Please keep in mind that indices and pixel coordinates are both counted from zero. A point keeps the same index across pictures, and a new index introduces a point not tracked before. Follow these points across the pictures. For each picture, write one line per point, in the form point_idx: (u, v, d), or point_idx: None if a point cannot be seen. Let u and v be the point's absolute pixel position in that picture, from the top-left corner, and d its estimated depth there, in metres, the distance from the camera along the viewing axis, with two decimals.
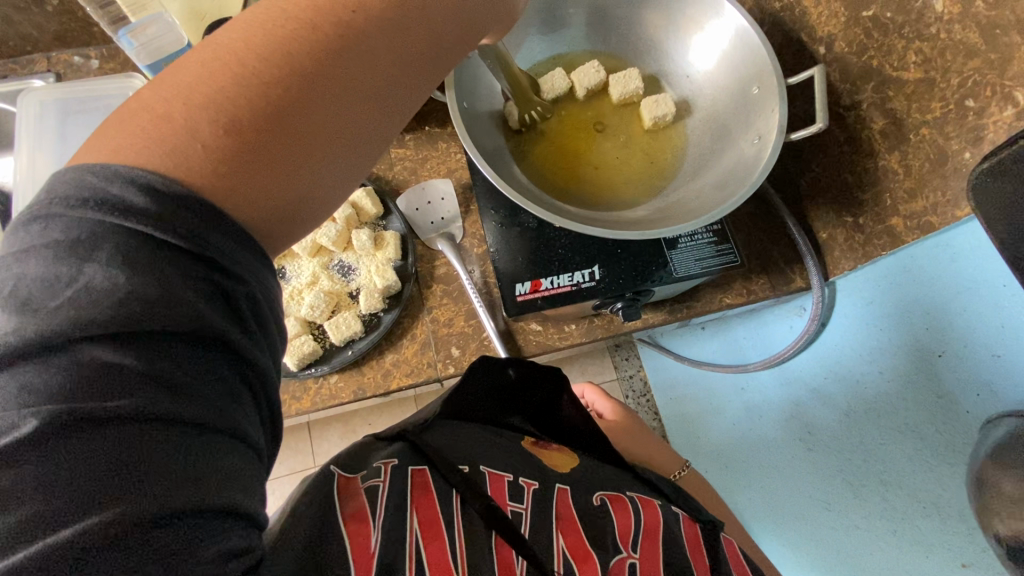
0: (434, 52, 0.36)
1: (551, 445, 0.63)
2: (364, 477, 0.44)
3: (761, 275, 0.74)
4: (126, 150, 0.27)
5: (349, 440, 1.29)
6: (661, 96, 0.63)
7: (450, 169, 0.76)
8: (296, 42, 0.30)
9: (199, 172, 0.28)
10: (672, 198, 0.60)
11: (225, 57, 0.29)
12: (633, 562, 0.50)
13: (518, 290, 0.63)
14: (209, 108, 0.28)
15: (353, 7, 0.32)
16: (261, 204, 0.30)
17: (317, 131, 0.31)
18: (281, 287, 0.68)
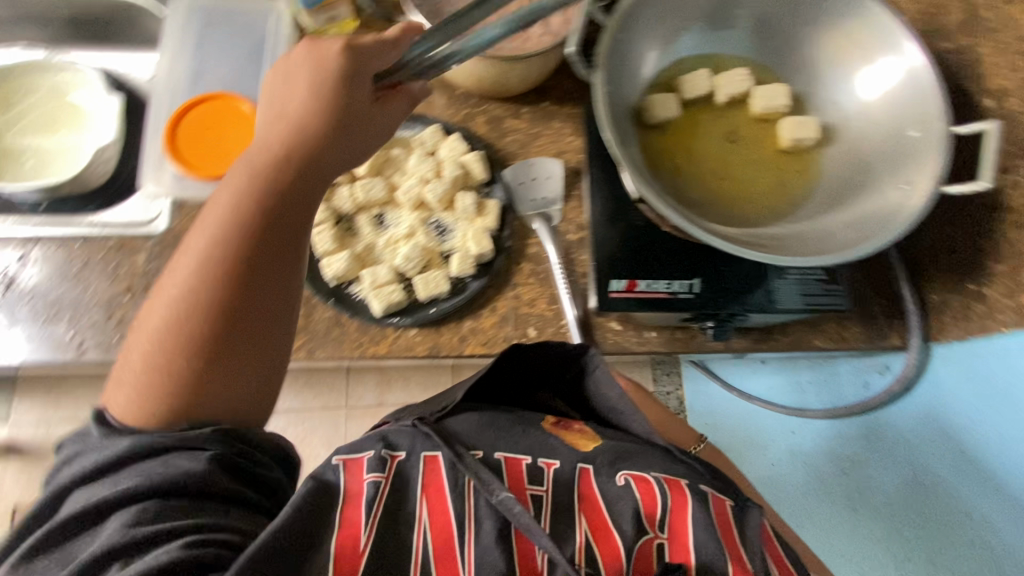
0: (300, 171, 0.48)
1: (573, 425, 0.62)
2: (371, 466, 0.50)
3: (857, 323, 0.71)
4: (135, 408, 0.42)
5: (381, 390, 1.35)
6: (806, 119, 0.60)
7: (560, 150, 0.75)
8: (236, 227, 0.45)
9: (172, 346, 0.43)
10: (798, 227, 0.57)
11: (157, 317, 0.44)
12: (659, 544, 0.53)
13: (613, 287, 0.62)
14: (162, 354, 0.43)
15: (253, 224, 0.45)
16: (210, 373, 0.42)
17: (253, 317, 0.44)
18: (379, 233, 0.69)
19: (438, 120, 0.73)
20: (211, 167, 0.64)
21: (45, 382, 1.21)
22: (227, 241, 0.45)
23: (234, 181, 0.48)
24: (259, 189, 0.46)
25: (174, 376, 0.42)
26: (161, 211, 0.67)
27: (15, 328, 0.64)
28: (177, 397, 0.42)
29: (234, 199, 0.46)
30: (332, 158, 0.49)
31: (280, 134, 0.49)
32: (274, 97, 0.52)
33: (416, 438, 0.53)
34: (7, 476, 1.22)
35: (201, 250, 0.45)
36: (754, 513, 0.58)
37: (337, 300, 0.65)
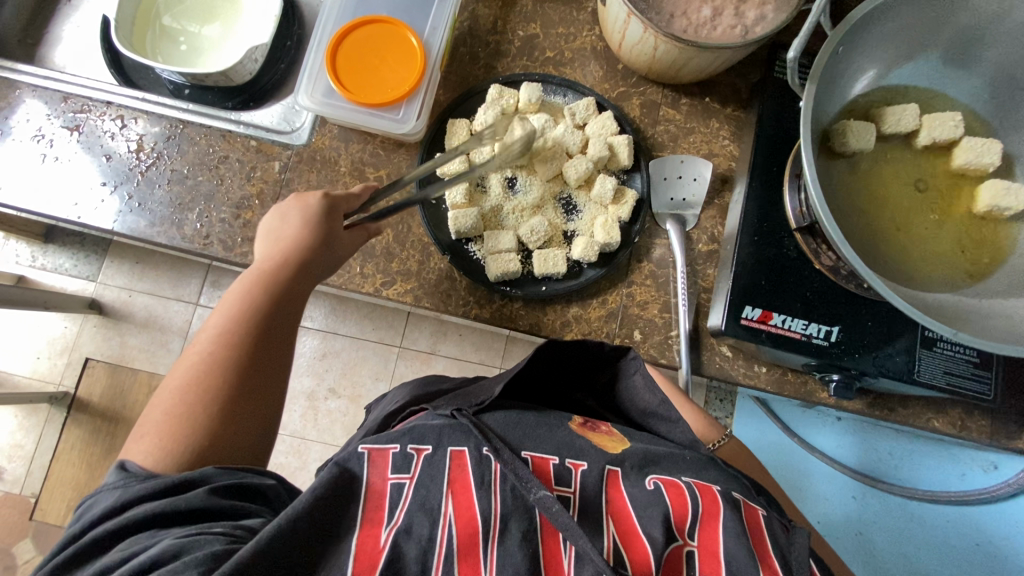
0: (290, 289, 0.54)
1: (601, 427, 0.55)
2: (395, 464, 0.46)
3: (986, 415, 0.65)
4: (149, 445, 0.45)
5: (436, 338, 1.32)
6: (1016, 186, 0.53)
7: (711, 152, 0.69)
8: (235, 331, 0.50)
9: (200, 388, 0.47)
10: (973, 303, 0.52)
11: (169, 397, 0.47)
12: (690, 552, 0.44)
13: (745, 314, 0.58)
14: (162, 448, 0.45)
15: (233, 323, 0.51)
16: (220, 436, 0.46)
17: (247, 417, 0.48)
18: (507, 198, 0.67)
19: (593, 92, 0.69)
20: (366, 95, 0.63)
21: (135, 252, 1.27)
22: (238, 332, 0.50)
23: (246, 285, 0.53)
24: (254, 298, 0.52)
25: (192, 429, 0.45)
26: (304, 124, 0.68)
27: (149, 206, 0.66)
28: (194, 436, 0.45)
29: (246, 297, 0.52)
30: (311, 274, 0.55)
31: (282, 250, 0.55)
32: (266, 225, 0.57)
33: (446, 430, 0.48)
34: (85, 329, 1.26)
35: (219, 333, 0.50)
36: (799, 533, 0.46)
37: (453, 255, 0.64)
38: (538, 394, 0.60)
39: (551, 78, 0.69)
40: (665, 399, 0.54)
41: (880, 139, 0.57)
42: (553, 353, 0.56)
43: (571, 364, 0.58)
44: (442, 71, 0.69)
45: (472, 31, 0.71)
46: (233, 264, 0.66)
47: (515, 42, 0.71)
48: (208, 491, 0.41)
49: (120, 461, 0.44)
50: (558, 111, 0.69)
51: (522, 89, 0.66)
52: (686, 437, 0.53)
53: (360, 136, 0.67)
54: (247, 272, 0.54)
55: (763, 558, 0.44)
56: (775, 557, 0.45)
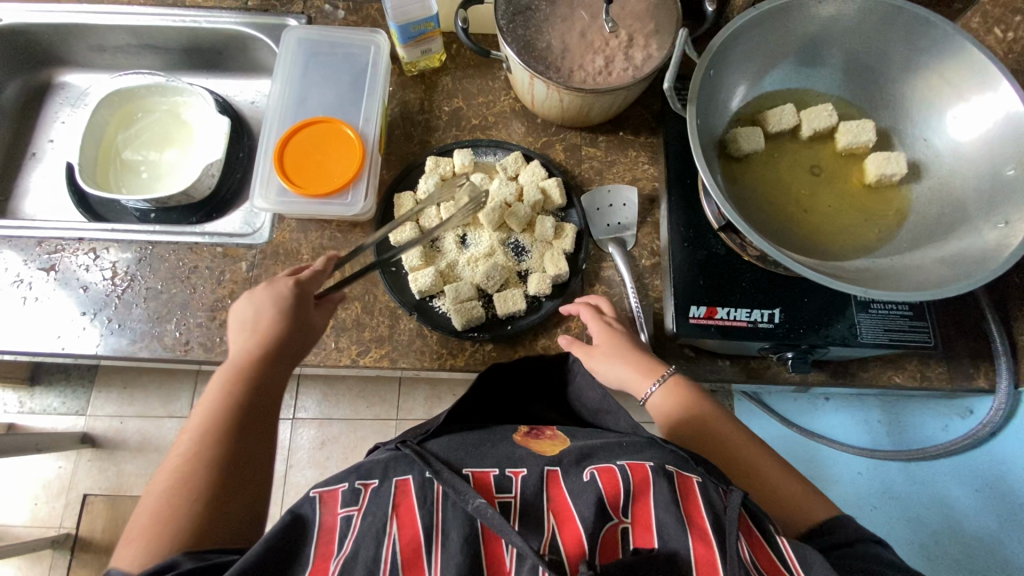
0: (266, 375, 0.58)
1: (545, 433, 0.59)
2: (345, 500, 0.49)
3: (940, 361, 0.69)
4: (140, 538, 0.48)
5: (431, 404, 1.33)
6: (894, 154, 0.60)
7: (635, 177, 0.76)
8: (215, 427, 0.54)
9: (187, 475, 0.51)
10: (885, 262, 0.57)
11: (160, 488, 0.51)
12: (624, 528, 0.47)
13: (692, 313, 0.63)
14: (153, 535, 0.48)
15: (215, 412, 0.55)
16: (205, 525, 0.49)
17: (233, 497, 0.51)
18: (461, 252, 0.72)
19: (519, 146, 0.76)
20: (315, 186, 0.69)
21: (123, 378, 1.29)
22: (217, 427, 0.54)
23: (227, 376, 0.57)
24: (234, 391, 0.56)
25: (178, 522, 0.49)
26: (265, 224, 0.74)
27: (128, 325, 0.69)
28: (179, 531, 0.48)
29: (226, 392, 0.56)
30: (285, 359, 0.59)
31: (257, 343, 0.58)
32: (241, 316, 0.61)
33: (390, 463, 0.51)
34: (79, 466, 1.25)
35: (201, 431, 0.54)
36: (735, 494, 0.47)
37: (419, 313, 0.69)
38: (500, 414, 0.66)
39: (480, 141, 0.76)
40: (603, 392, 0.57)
41: (771, 139, 0.65)
42: (506, 372, 0.65)
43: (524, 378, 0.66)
44: (382, 153, 0.77)
45: (403, 114, 0.79)
46: (214, 363, 0.69)
47: (443, 116, 0.79)
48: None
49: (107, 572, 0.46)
50: (492, 168, 0.76)
51: (456, 156, 0.74)
52: (629, 424, 0.58)
53: (317, 224, 0.73)
54: (222, 370, 0.58)
55: (693, 519, 0.46)
56: (704, 517, 0.46)
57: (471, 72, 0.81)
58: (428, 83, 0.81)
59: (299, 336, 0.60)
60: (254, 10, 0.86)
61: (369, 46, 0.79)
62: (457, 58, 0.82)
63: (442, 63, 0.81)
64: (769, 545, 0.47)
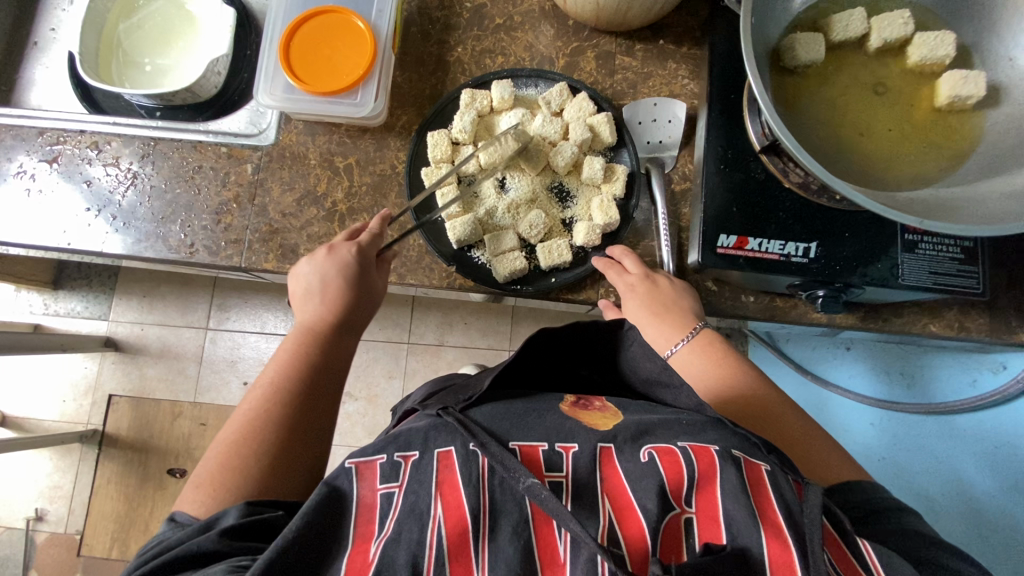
0: (334, 345, 0.59)
1: (594, 404, 0.57)
2: (384, 474, 0.48)
3: (982, 313, 0.64)
4: (206, 486, 0.50)
5: (442, 330, 1.34)
6: (973, 72, 0.53)
7: (672, 93, 0.70)
8: (287, 387, 0.55)
9: (258, 431, 0.52)
10: (941, 193, 0.51)
11: (229, 439, 0.52)
12: (688, 518, 0.46)
13: (721, 242, 0.58)
14: (218, 483, 0.49)
15: (285, 374, 0.56)
16: (270, 482, 0.51)
17: (296, 458, 0.53)
18: (501, 198, 0.66)
19: (564, 77, 0.69)
20: (324, 84, 0.64)
21: (142, 286, 1.31)
22: (288, 386, 0.55)
23: (298, 340, 0.58)
24: (306, 356, 0.57)
25: (244, 476, 0.50)
26: (271, 124, 0.70)
27: (133, 224, 0.68)
28: (243, 486, 0.50)
29: (296, 356, 0.57)
30: (350, 330, 0.60)
31: (324, 307, 0.59)
32: (306, 283, 0.59)
33: (431, 433, 0.50)
34: (104, 367, 1.29)
35: (271, 390, 0.55)
36: (811, 492, 0.45)
37: (458, 264, 0.65)
38: (541, 377, 0.65)
39: (520, 71, 0.69)
40: (664, 366, 0.57)
41: (832, 50, 0.57)
42: (547, 338, 0.61)
43: (567, 344, 0.63)
44: (397, 52, 0.71)
45: (421, 10, 0.72)
46: (219, 268, 0.67)
47: (464, 14, 0.72)
48: (220, 533, 0.43)
49: (172, 514, 0.48)
50: (534, 103, 0.69)
51: (494, 88, 0.67)
52: (691, 401, 0.54)
53: (325, 127, 0.69)
54: (294, 330, 0.59)
55: (765, 514, 0.44)
56: (778, 512, 0.45)
57: None
58: None
59: (363, 308, 0.61)
60: None
61: None
62: None
63: None
64: (845, 543, 0.44)
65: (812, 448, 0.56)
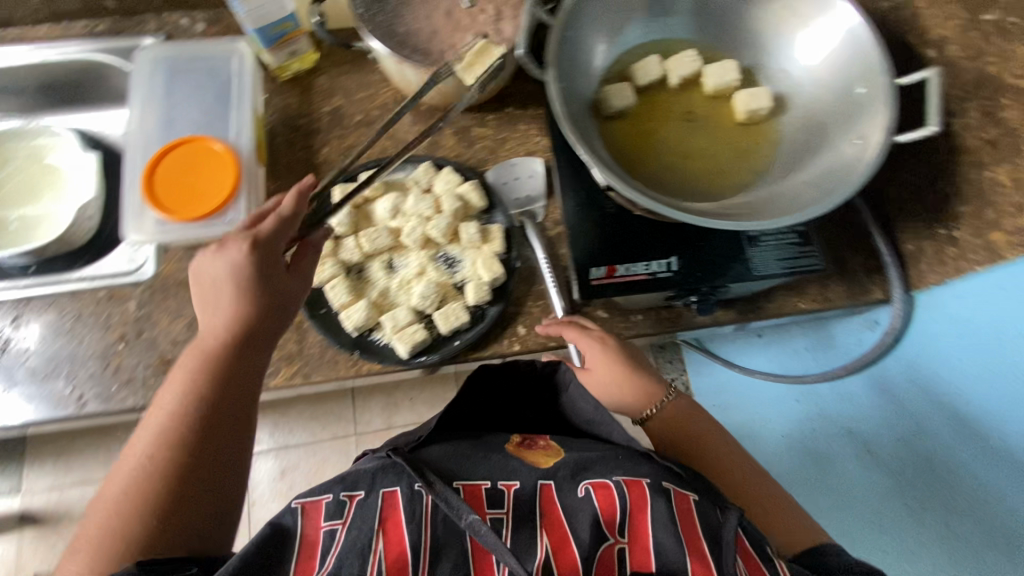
0: (233, 380, 0.50)
1: (538, 442, 0.60)
2: (329, 512, 0.49)
3: (839, 281, 0.72)
4: (86, 555, 0.44)
5: (388, 413, 1.32)
6: (758, 90, 0.62)
7: (529, 151, 0.77)
8: (177, 426, 0.48)
9: (138, 494, 0.46)
10: (760, 193, 0.59)
11: (104, 509, 0.46)
12: (620, 549, 0.49)
13: (594, 275, 0.63)
14: (96, 563, 0.43)
15: (176, 417, 0.48)
16: (149, 557, 0.44)
17: (187, 524, 0.46)
18: (392, 276, 0.69)
19: (427, 157, 0.75)
20: (192, 211, 0.66)
21: (54, 446, 1.21)
22: (180, 432, 0.48)
23: (194, 355, 0.51)
24: (201, 385, 0.49)
25: (122, 548, 0.44)
26: (149, 258, 0.70)
27: (12, 390, 0.64)
28: (123, 555, 0.44)
29: (194, 380, 0.49)
30: (254, 355, 0.52)
31: (221, 317, 0.51)
32: (207, 278, 0.51)
33: (378, 473, 0.51)
34: (21, 548, 1.16)
35: (171, 417, 0.48)
36: (730, 513, 0.50)
37: (361, 350, 0.66)
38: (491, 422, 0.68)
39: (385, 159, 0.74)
40: (597, 405, 0.59)
41: (643, 92, 0.65)
42: (486, 382, 0.65)
43: (508, 386, 0.66)
44: (264, 163, 0.73)
45: (282, 122, 0.76)
46: (115, 413, 0.65)
47: (324, 118, 0.77)
48: None
49: None
50: (404, 185, 0.74)
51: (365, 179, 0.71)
52: (621, 437, 0.57)
53: (205, 249, 0.70)
54: (189, 345, 0.52)
55: (690, 539, 0.49)
56: (702, 538, 0.49)
57: (346, 68, 0.79)
58: (304, 86, 0.78)
59: (272, 323, 0.53)
60: (105, 35, 0.81)
61: (230, 56, 0.75)
62: (330, 56, 0.79)
63: (315, 63, 0.78)
64: (757, 555, 0.50)
65: (732, 466, 0.62)
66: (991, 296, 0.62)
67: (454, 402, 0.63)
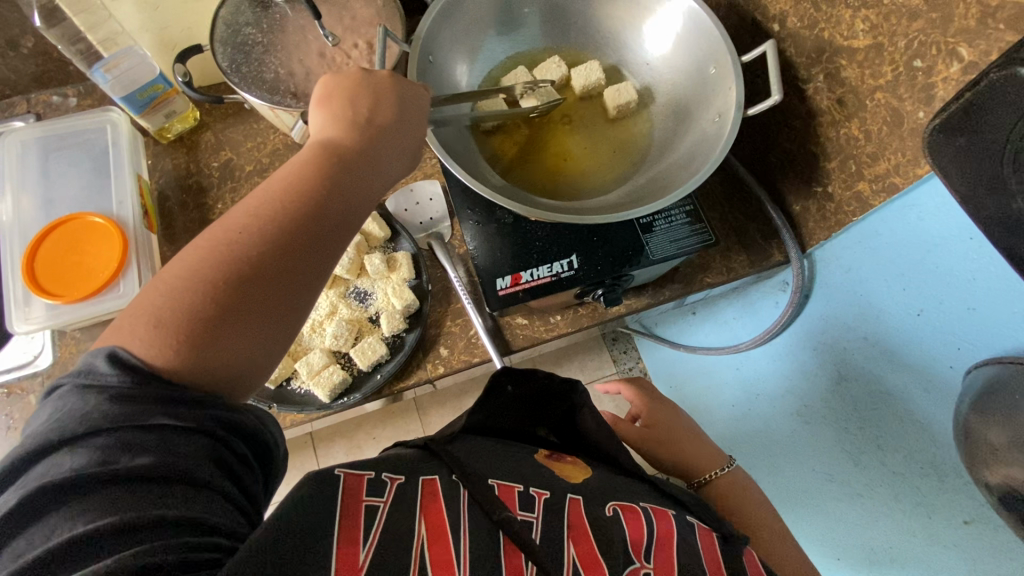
0: (343, 202, 0.43)
1: (564, 458, 0.61)
2: (370, 489, 0.43)
3: (740, 251, 0.76)
4: (141, 316, 0.36)
5: (354, 455, 1.29)
6: (622, 84, 0.64)
7: (427, 174, 0.78)
8: (281, 204, 0.40)
9: (223, 251, 0.38)
10: (639, 182, 0.61)
11: (177, 267, 0.37)
12: (647, 573, 0.47)
13: (499, 286, 0.64)
14: (165, 295, 0.36)
15: (275, 188, 0.41)
16: (207, 338, 0.36)
17: (259, 299, 0.38)
18: None
19: None
20: (79, 290, 0.63)
21: None
22: (293, 200, 0.41)
23: (310, 154, 0.44)
24: (311, 174, 0.42)
25: (184, 309, 0.36)
26: (43, 346, 0.67)
27: None
28: (186, 318, 0.36)
29: (303, 180, 0.42)
30: (372, 177, 0.46)
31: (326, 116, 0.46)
32: (332, 104, 0.47)
33: (418, 464, 0.48)
34: None
35: (259, 214, 0.40)
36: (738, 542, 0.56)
37: (280, 402, 0.65)
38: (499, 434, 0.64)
39: None
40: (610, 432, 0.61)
41: None
42: (501, 404, 0.60)
43: (522, 403, 0.62)
44: (153, 229, 0.71)
45: (174, 185, 0.75)
46: None
47: (214, 173, 0.76)
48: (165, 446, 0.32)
49: (105, 349, 0.34)
50: None
51: None
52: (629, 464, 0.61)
53: (106, 326, 0.68)
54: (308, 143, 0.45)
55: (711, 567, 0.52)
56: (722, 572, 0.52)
57: (231, 120, 0.78)
58: (190, 145, 0.77)
59: (379, 171, 0.46)
60: None
61: (104, 126, 0.73)
62: (213, 110, 0.78)
63: (197, 121, 0.78)
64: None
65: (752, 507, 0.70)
66: (867, 243, 0.66)
67: (482, 405, 0.58)
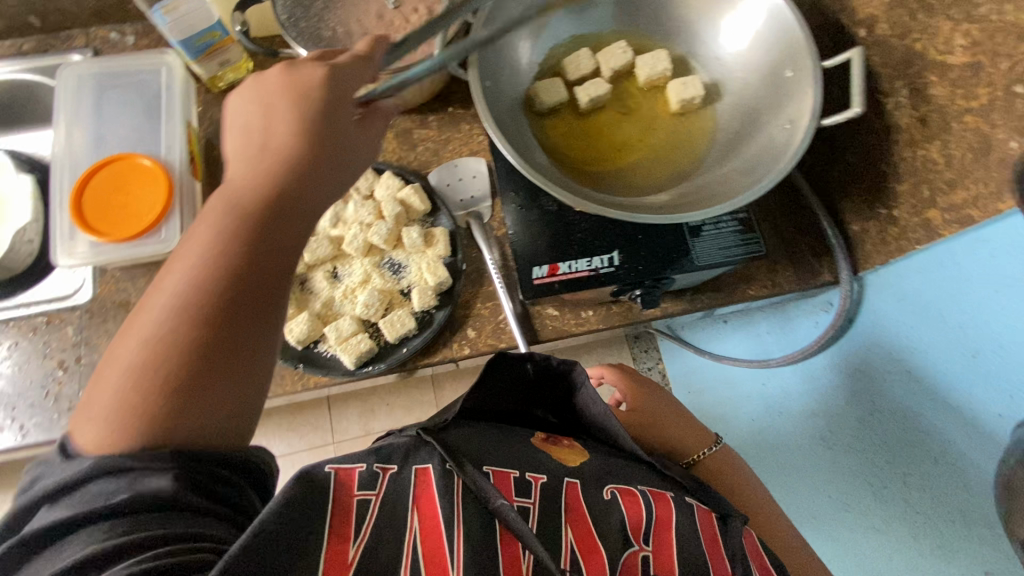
0: (279, 220, 0.38)
1: (562, 441, 0.59)
2: (362, 482, 0.43)
3: (787, 267, 0.72)
4: (96, 407, 0.33)
5: (366, 419, 1.30)
6: (689, 79, 0.61)
7: (472, 151, 0.76)
8: (215, 245, 0.36)
9: (176, 313, 0.34)
10: (694, 183, 0.59)
11: (129, 344, 0.34)
12: (645, 556, 0.48)
13: (536, 274, 0.63)
14: (121, 378, 0.33)
15: (213, 230, 0.37)
16: (170, 400, 0.32)
17: (221, 344, 0.34)
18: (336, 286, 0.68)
19: None
20: (120, 229, 0.64)
21: None
22: (232, 235, 0.37)
23: (237, 188, 0.39)
24: (240, 205, 0.38)
25: (148, 382, 0.33)
26: (85, 280, 0.68)
27: None
28: (150, 391, 0.32)
29: (236, 215, 0.38)
30: (322, 183, 0.41)
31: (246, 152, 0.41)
32: (244, 130, 0.42)
33: (411, 450, 0.47)
34: None
35: (193, 264, 0.36)
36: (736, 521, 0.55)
37: (306, 363, 0.65)
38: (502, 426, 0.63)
39: None
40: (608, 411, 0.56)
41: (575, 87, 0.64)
42: (496, 391, 0.59)
43: (514, 388, 0.60)
44: (199, 177, 0.72)
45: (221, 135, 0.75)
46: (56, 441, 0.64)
47: None
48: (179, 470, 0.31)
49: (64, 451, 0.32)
50: None
51: None
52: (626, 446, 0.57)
53: (144, 269, 0.68)
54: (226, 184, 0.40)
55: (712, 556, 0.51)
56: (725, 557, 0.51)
57: None
58: None
59: (325, 181, 0.41)
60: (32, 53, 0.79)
61: (160, 69, 0.73)
62: (265, 63, 0.77)
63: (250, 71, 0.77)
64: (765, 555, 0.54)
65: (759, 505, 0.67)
66: (936, 271, 0.63)
67: (475, 393, 0.56)
